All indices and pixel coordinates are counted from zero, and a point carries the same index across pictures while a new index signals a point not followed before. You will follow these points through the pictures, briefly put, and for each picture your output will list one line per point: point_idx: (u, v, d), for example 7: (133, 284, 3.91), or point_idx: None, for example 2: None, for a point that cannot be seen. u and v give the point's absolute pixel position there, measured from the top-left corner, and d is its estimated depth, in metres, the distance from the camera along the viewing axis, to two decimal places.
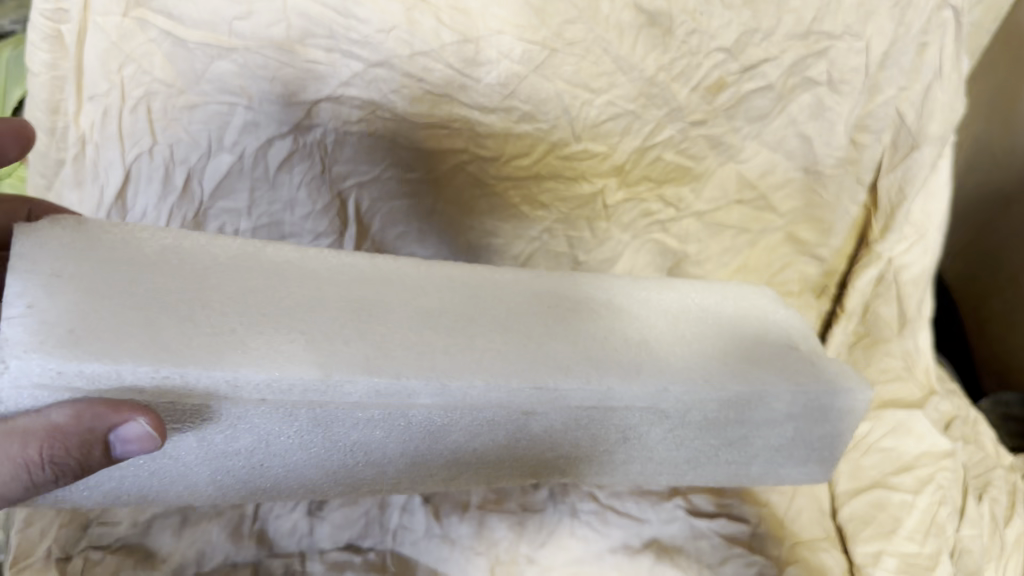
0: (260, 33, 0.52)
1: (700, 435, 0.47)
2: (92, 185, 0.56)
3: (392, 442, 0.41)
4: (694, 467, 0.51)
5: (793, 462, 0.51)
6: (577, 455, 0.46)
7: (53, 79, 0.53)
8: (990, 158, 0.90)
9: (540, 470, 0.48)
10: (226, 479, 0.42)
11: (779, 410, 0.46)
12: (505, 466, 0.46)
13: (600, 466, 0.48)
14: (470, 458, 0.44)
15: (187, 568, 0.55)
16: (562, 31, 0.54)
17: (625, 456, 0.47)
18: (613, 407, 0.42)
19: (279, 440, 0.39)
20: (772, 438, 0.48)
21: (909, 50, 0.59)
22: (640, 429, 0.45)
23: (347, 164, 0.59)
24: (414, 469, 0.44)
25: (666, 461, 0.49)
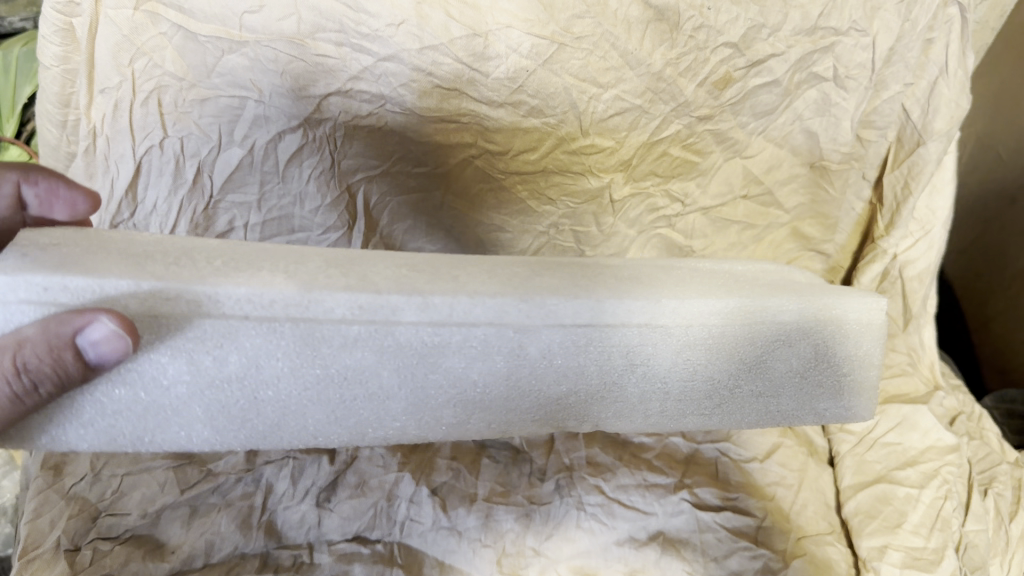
0: (271, 26, 0.52)
1: (712, 365, 0.46)
2: (103, 177, 0.58)
3: (388, 373, 0.41)
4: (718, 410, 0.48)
5: (816, 396, 0.49)
6: (591, 392, 0.44)
7: (65, 72, 0.54)
8: (997, 158, 0.90)
9: (563, 416, 0.45)
10: (225, 419, 0.41)
11: (784, 323, 0.46)
12: (516, 412, 0.45)
13: (615, 408, 0.46)
14: (475, 397, 0.43)
15: (195, 559, 0.55)
16: (569, 26, 0.55)
17: (642, 394, 0.45)
18: (610, 325, 0.42)
19: (270, 364, 0.39)
20: (784, 363, 0.47)
21: (915, 46, 0.59)
22: (646, 352, 0.44)
23: (355, 159, 0.60)
24: (420, 412, 0.43)
25: (685, 403, 0.47)
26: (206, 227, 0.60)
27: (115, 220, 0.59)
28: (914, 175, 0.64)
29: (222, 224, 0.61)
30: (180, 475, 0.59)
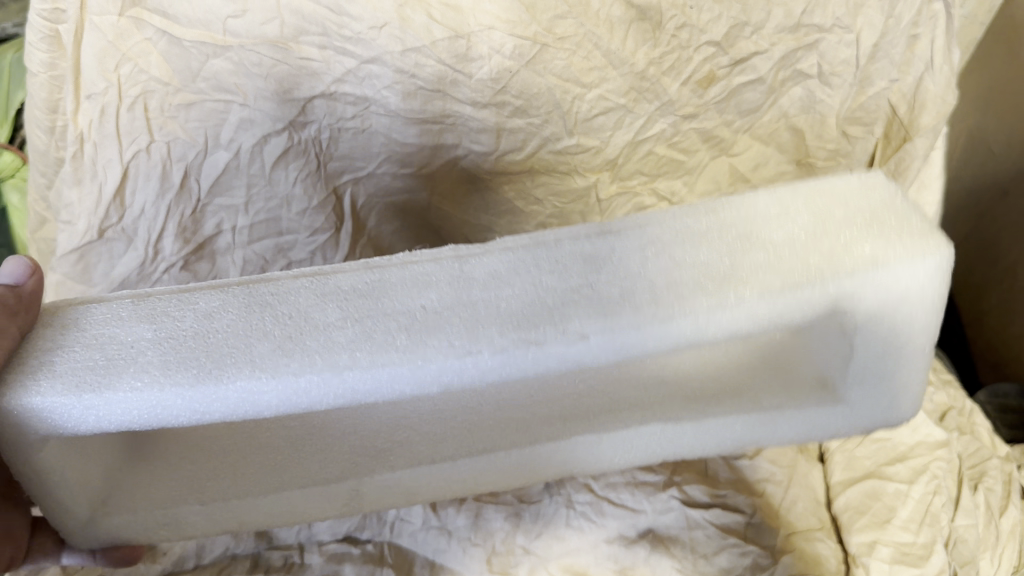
0: (254, 30, 0.53)
1: (703, 259, 0.37)
2: (90, 182, 0.57)
3: (332, 307, 0.36)
4: (745, 309, 0.36)
5: (866, 241, 0.37)
6: (562, 299, 0.36)
7: (52, 78, 0.54)
8: (986, 151, 0.90)
9: (533, 325, 0.35)
10: (197, 362, 0.34)
11: (759, 202, 0.38)
12: (481, 324, 0.35)
13: (600, 311, 0.36)
14: (428, 316, 0.36)
15: (186, 560, 0.56)
16: (552, 26, 0.55)
17: (623, 294, 0.36)
18: (553, 241, 0.38)
19: (224, 318, 0.36)
20: (797, 231, 0.37)
21: (899, 42, 0.59)
22: (603, 256, 0.37)
23: (342, 161, 0.61)
24: (362, 337, 0.35)
25: (683, 297, 0.36)
26: (194, 231, 0.60)
27: (104, 225, 0.58)
28: (902, 171, 0.64)
29: (210, 227, 0.61)
30: None
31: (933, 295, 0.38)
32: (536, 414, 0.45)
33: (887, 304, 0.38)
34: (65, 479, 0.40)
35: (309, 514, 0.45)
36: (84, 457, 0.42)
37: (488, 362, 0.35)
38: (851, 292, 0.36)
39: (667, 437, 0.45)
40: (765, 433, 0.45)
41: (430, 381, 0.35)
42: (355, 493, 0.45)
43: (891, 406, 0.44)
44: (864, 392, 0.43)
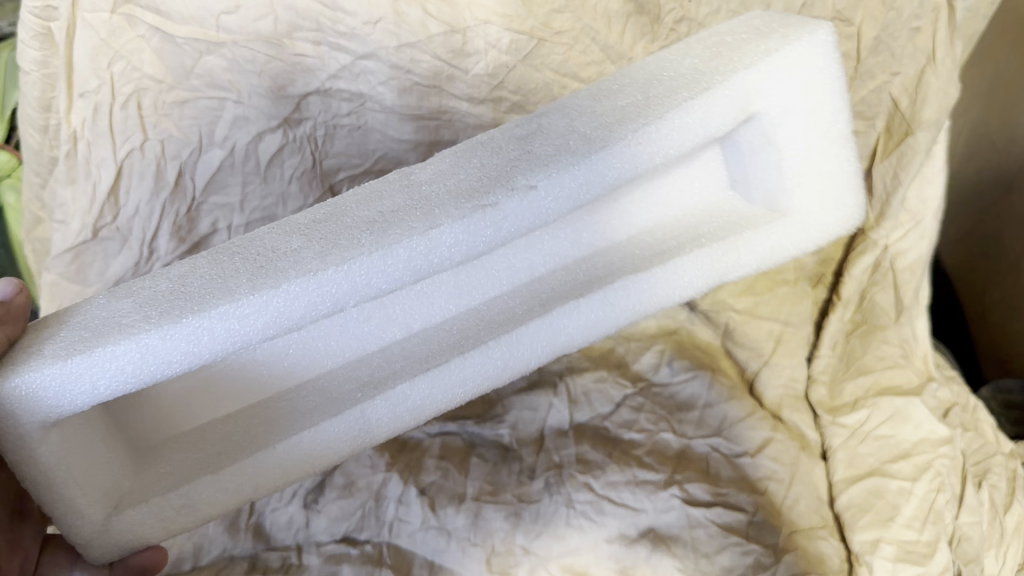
0: (248, 27, 0.53)
1: (616, 108, 0.42)
2: (84, 182, 0.56)
3: (298, 239, 0.41)
4: (670, 126, 0.41)
5: (749, 44, 0.44)
6: (506, 167, 0.41)
7: (45, 76, 0.54)
8: (991, 146, 0.90)
9: (486, 193, 0.40)
10: (184, 306, 0.39)
11: (662, 65, 0.45)
12: (439, 202, 0.41)
13: (540, 165, 0.41)
14: (391, 206, 0.42)
15: (185, 560, 0.57)
16: (550, 20, 0.55)
17: (557, 146, 0.41)
18: (482, 140, 0.45)
19: (197, 276, 0.41)
20: (696, 64, 0.44)
21: (902, 35, 0.59)
22: (533, 129, 0.44)
23: (337, 158, 0.60)
24: (329, 245, 0.40)
25: (615, 128, 0.41)
26: (188, 229, 0.59)
27: (99, 223, 0.58)
28: (903, 165, 0.63)
29: (205, 227, 0.60)
30: None
31: (834, 80, 0.43)
32: (514, 315, 0.47)
33: (789, 98, 0.43)
34: (73, 477, 0.42)
35: (327, 457, 0.46)
36: (92, 459, 0.43)
37: (459, 233, 0.40)
38: (751, 92, 0.42)
39: (635, 291, 0.46)
40: (722, 263, 0.47)
41: (404, 268, 0.40)
42: (364, 422, 0.45)
43: (840, 209, 0.47)
44: (809, 195, 0.46)
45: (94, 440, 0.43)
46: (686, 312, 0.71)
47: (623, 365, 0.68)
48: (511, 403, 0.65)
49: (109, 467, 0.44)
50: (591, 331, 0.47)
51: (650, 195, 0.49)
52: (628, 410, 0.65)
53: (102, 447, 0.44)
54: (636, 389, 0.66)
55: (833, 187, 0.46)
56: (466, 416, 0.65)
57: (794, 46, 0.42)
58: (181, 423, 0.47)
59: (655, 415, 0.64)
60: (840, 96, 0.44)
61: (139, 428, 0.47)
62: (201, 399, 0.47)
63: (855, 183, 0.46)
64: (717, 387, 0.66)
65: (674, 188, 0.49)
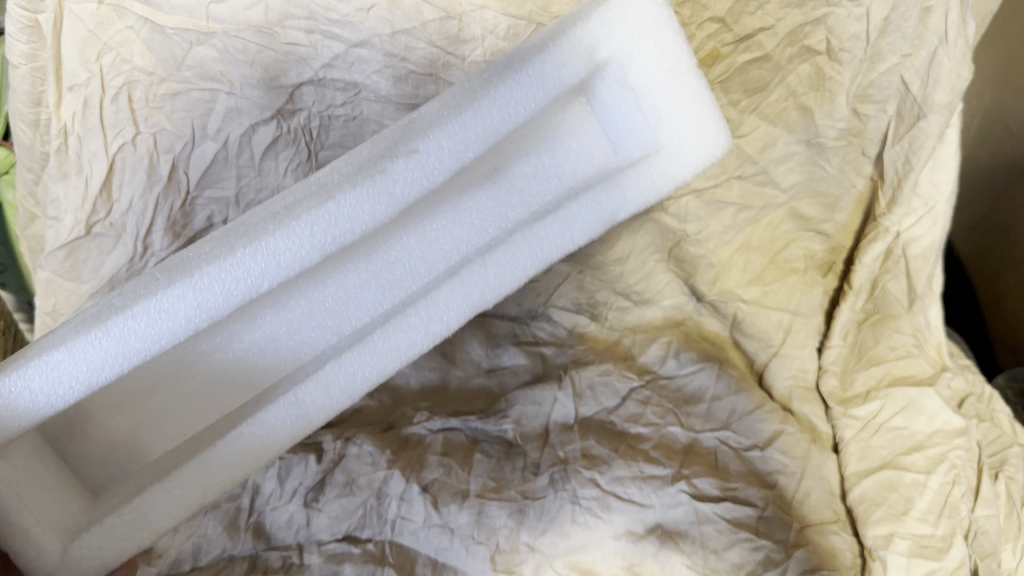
0: (238, 16, 0.51)
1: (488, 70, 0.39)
2: (76, 177, 0.55)
3: (225, 240, 0.39)
4: (529, 76, 0.39)
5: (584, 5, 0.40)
6: (379, 148, 0.39)
7: (34, 70, 0.53)
8: (1005, 129, 0.88)
9: (372, 165, 0.38)
10: (109, 313, 0.37)
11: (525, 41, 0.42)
12: (333, 186, 0.39)
13: (422, 130, 0.39)
14: (288, 203, 0.39)
15: (182, 563, 0.55)
16: (548, 5, 0.54)
17: (425, 120, 0.39)
18: None
19: (123, 296, 0.39)
20: (541, 34, 0.41)
21: (911, 16, 0.58)
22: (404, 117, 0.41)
23: (333, 149, 0.59)
24: (236, 237, 0.39)
25: (479, 86, 0.39)
26: (184, 225, 0.58)
27: (91, 220, 0.56)
28: (915, 150, 0.62)
29: (200, 221, 0.59)
30: None
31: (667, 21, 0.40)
32: (435, 293, 0.45)
33: (630, 38, 0.40)
34: (25, 504, 0.39)
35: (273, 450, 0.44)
36: (44, 487, 0.41)
37: (355, 204, 0.38)
38: (596, 38, 0.40)
39: (532, 240, 0.44)
40: (611, 207, 0.44)
41: (317, 242, 0.38)
42: (298, 405, 0.44)
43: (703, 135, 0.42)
44: (681, 129, 0.42)
45: (47, 473, 0.41)
46: (693, 302, 0.69)
47: (629, 357, 0.67)
48: (515, 398, 0.64)
49: (62, 502, 0.42)
50: (501, 282, 0.45)
51: (548, 167, 0.44)
52: (634, 404, 0.63)
53: (54, 482, 0.42)
54: (642, 381, 0.65)
55: (702, 119, 0.42)
56: (468, 412, 0.64)
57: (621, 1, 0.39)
58: (143, 455, 0.45)
59: (661, 408, 0.63)
60: (682, 43, 0.41)
61: (95, 468, 0.44)
62: (160, 425, 0.45)
63: (714, 110, 0.42)
64: (725, 378, 0.64)
65: (569, 151, 0.45)
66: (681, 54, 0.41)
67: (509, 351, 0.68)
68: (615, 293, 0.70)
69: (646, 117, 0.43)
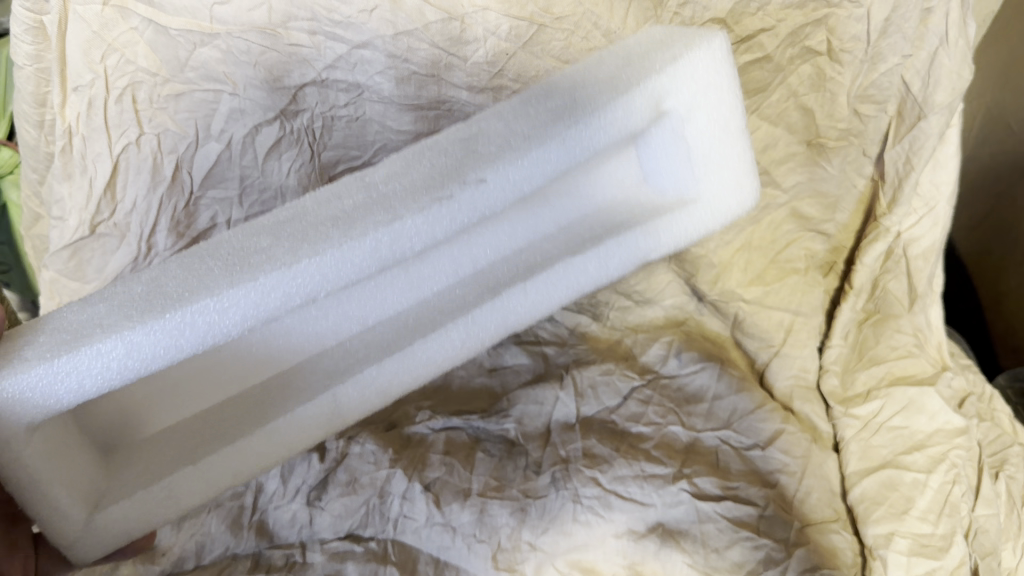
0: (241, 17, 0.52)
1: (563, 96, 0.41)
2: (81, 178, 0.56)
3: (272, 235, 0.39)
4: (601, 121, 0.41)
5: (665, 48, 0.44)
6: (447, 162, 0.40)
7: (38, 71, 0.53)
8: (1006, 129, 0.88)
9: (441, 187, 0.39)
10: (162, 298, 0.37)
11: (602, 65, 0.43)
12: (395, 199, 0.39)
13: (490, 156, 0.40)
14: (348, 207, 0.40)
15: (185, 561, 0.55)
16: (549, 6, 0.54)
17: (495, 147, 0.40)
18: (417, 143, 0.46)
19: (173, 278, 0.38)
20: (616, 68, 0.43)
21: (912, 17, 0.58)
22: (471, 121, 0.42)
23: (336, 149, 0.60)
24: (301, 236, 0.38)
25: (562, 118, 0.40)
26: (187, 224, 0.58)
27: (95, 220, 0.56)
28: (916, 150, 0.62)
29: (204, 221, 0.59)
30: None
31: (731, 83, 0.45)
32: (466, 301, 0.47)
33: (698, 95, 0.44)
34: (54, 479, 0.39)
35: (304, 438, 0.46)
36: (69, 460, 0.40)
37: (420, 225, 0.39)
38: (666, 90, 0.43)
39: (568, 268, 0.47)
40: (642, 244, 0.48)
41: (372, 260, 0.39)
42: (334, 408, 0.45)
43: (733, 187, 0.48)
44: (714, 182, 0.47)
45: (71, 444, 0.41)
46: (694, 302, 0.70)
47: (630, 357, 0.67)
48: (516, 397, 0.64)
49: (85, 472, 0.42)
50: (536, 308, 0.48)
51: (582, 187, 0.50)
52: (636, 403, 0.63)
53: (76, 450, 0.41)
54: (643, 380, 0.65)
55: (735, 181, 0.47)
56: (470, 411, 0.64)
57: (695, 53, 0.43)
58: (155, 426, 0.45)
59: (663, 407, 0.63)
60: (738, 101, 0.45)
61: (103, 432, 0.44)
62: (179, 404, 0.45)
63: (747, 169, 0.48)
64: (726, 377, 0.64)
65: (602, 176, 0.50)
66: (734, 113, 0.45)
67: (511, 349, 0.68)
68: (617, 293, 0.70)
69: (693, 166, 0.47)
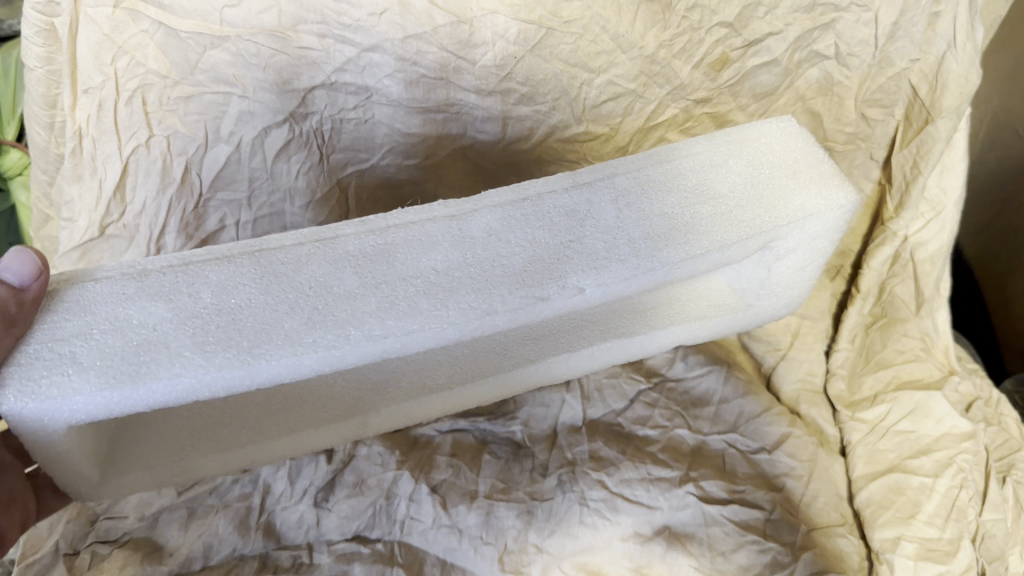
0: (251, 20, 0.52)
1: (680, 203, 0.42)
2: (90, 179, 0.56)
3: (349, 275, 0.37)
4: (702, 252, 0.41)
5: (789, 185, 0.43)
6: (545, 253, 0.39)
7: (49, 73, 0.53)
8: (1014, 134, 0.88)
9: (537, 282, 0.38)
10: (220, 341, 0.35)
11: (722, 178, 0.43)
12: (494, 286, 0.38)
13: (592, 263, 0.39)
14: (435, 281, 0.38)
15: (193, 561, 0.54)
16: (558, 9, 0.54)
17: (608, 247, 0.40)
18: (534, 194, 0.41)
19: (247, 311, 0.36)
20: (740, 185, 0.43)
21: (920, 21, 0.57)
22: (587, 206, 0.41)
23: (346, 152, 0.61)
24: (382, 313, 0.36)
25: (665, 236, 0.40)
26: (195, 227, 0.59)
27: (105, 221, 0.57)
28: (923, 154, 0.62)
29: (212, 223, 0.60)
30: None
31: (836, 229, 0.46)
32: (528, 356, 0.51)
33: (817, 228, 0.45)
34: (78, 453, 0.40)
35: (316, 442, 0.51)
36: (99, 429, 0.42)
37: (504, 321, 0.38)
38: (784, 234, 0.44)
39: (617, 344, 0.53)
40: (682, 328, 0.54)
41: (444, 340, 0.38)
42: (360, 428, 0.51)
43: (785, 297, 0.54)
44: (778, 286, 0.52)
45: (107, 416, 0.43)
46: None
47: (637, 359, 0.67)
48: (522, 400, 0.64)
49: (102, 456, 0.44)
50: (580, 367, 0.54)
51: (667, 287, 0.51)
52: (642, 407, 0.64)
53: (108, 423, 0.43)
54: (650, 383, 0.65)
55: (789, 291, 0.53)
56: (476, 413, 0.63)
57: (827, 208, 0.43)
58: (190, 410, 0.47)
59: (669, 411, 0.63)
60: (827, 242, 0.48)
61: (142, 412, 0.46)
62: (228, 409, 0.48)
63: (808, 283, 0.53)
64: (732, 381, 0.65)
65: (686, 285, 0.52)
66: (822, 251, 0.49)
67: None
68: None
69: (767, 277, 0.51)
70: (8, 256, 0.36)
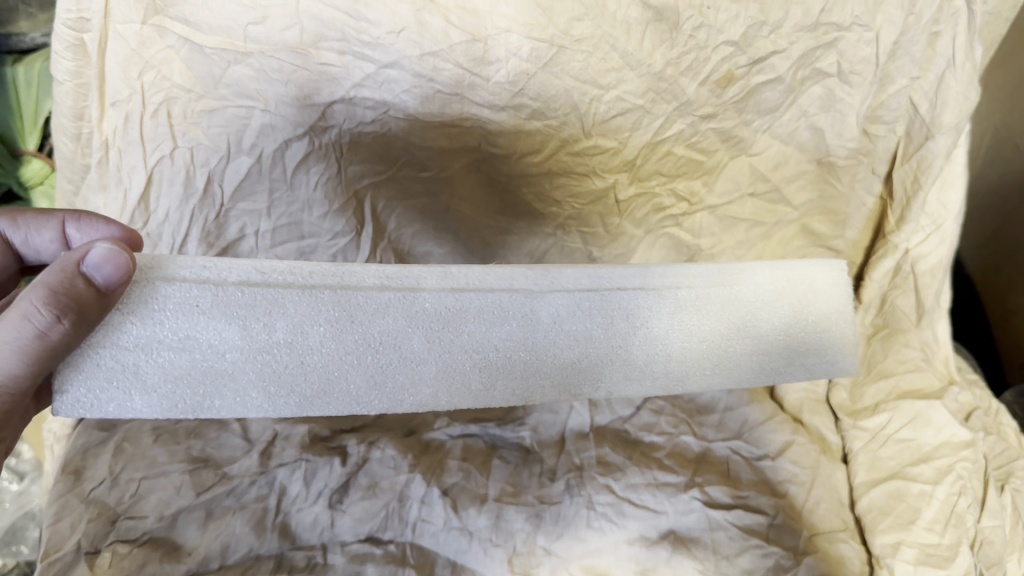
0: (275, 37, 0.54)
1: (721, 328, 0.47)
2: (115, 188, 0.59)
3: (419, 339, 0.41)
4: (714, 375, 0.48)
5: (817, 342, 0.50)
6: (596, 357, 0.44)
7: (78, 86, 0.55)
8: (1015, 149, 0.89)
9: (576, 387, 0.45)
10: (282, 379, 0.40)
11: (769, 314, 0.48)
12: (537, 379, 0.44)
13: (627, 372, 0.45)
14: (487, 377, 0.43)
15: (210, 560, 0.55)
16: (569, 28, 0.56)
17: (646, 361, 0.46)
18: (609, 287, 0.44)
19: (317, 355, 0.40)
20: (778, 325, 0.48)
21: (919, 41, 0.59)
22: (646, 313, 0.45)
23: (363, 165, 0.62)
24: (437, 386, 0.42)
25: (692, 358, 0.47)
26: (217, 235, 0.61)
27: None
28: (924, 169, 0.64)
29: (233, 232, 0.62)
30: (195, 478, 0.58)
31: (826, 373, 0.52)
32: None
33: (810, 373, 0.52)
34: None
35: None
36: None
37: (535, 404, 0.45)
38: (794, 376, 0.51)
39: None
40: None
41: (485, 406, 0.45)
42: None
43: None
44: None
45: None
46: None
47: None
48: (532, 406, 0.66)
49: None
50: None
51: None
52: (648, 413, 0.67)
53: None
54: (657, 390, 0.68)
55: None
56: (487, 419, 0.66)
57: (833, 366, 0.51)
58: None
59: (675, 417, 0.66)
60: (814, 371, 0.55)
61: None
62: None
63: None
64: (738, 389, 0.67)
65: None
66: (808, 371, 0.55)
67: None
68: None
69: None
70: (101, 253, 0.36)
